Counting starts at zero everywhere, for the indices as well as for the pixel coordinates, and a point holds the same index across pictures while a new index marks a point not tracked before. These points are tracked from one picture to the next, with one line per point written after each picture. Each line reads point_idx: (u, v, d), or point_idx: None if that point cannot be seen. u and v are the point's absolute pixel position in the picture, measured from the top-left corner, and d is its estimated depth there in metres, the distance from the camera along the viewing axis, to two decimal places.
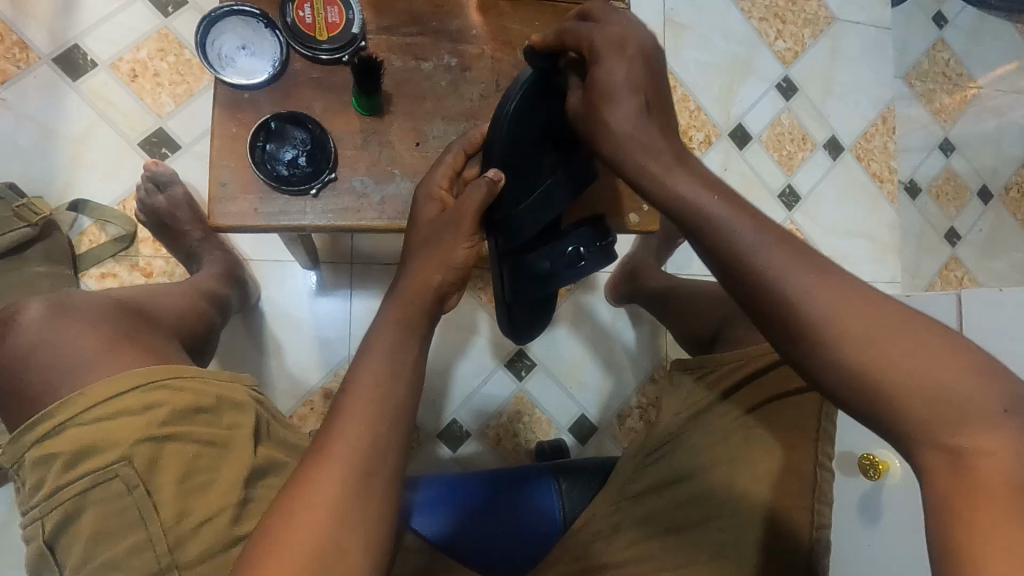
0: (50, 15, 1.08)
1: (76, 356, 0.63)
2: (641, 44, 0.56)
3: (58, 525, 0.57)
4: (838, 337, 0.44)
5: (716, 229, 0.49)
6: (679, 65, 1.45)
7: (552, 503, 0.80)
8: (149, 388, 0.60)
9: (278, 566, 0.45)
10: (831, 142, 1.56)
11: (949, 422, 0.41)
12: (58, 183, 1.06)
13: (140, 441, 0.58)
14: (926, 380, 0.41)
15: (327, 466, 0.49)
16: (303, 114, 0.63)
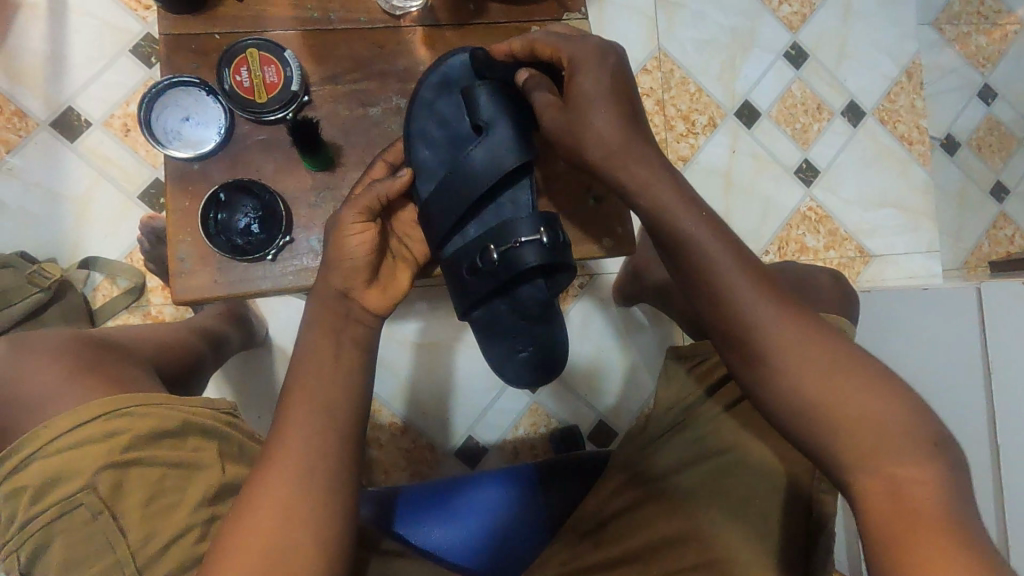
0: (42, 81, 1.12)
1: (43, 393, 0.62)
2: (613, 58, 0.59)
3: (30, 556, 0.56)
4: (795, 368, 0.51)
5: (693, 263, 0.54)
6: (675, 47, 1.38)
7: (540, 505, 0.76)
8: (110, 416, 0.59)
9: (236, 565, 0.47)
10: (851, 107, 1.45)
11: (884, 454, 0.48)
12: (67, 243, 1.10)
13: (102, 468, 0.56)
14: (857, 416, 0.49)
15: (282, 468, 0.50)
16: (250, 180, 0.63)
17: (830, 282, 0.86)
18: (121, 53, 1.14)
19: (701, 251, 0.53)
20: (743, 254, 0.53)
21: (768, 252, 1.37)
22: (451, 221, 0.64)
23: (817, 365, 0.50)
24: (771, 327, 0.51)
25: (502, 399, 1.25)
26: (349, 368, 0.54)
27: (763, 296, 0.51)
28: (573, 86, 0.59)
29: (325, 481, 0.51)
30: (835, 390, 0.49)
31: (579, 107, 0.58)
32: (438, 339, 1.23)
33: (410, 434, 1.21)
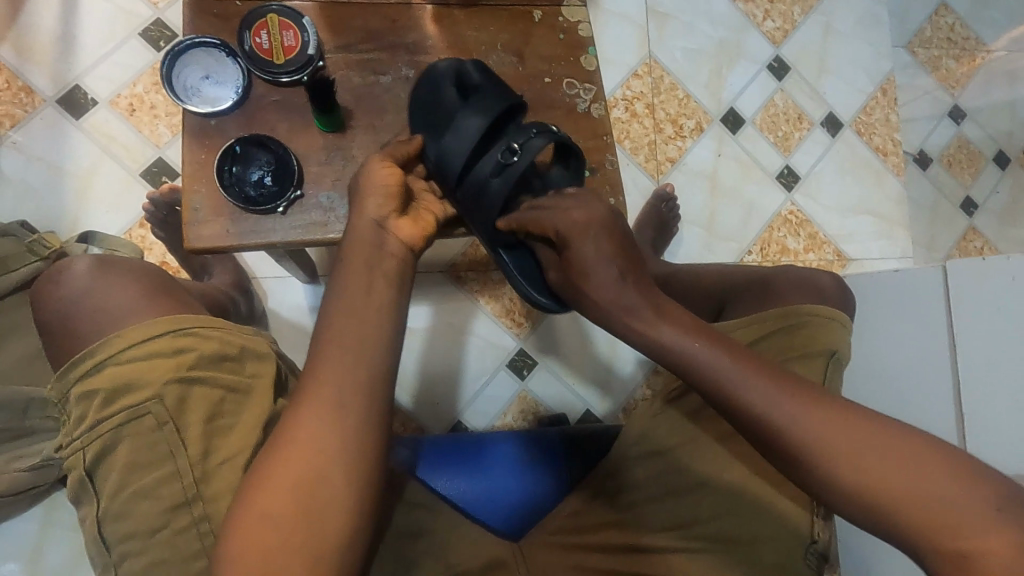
0: (51, 59, 1.14)
1: (116, 307, 0.60)
2: (601, 222, 0.62)
3: (97, 455, 0.55)
4: (826, 457, 0.49)
5: (700, 370, 0.55)
6: (664, 55, 1.44)
7: (558, 472, 0.74)
8: (179, 334, 0.58)
9: (267, 505, 0.49)
10: (829, 119, 1.53)
11: (949, 530, 0.45)
12: (68, 217, 1.12)
13: (170, 381, 0.56)
14: (921, 492, 0.46)
15: (305, 422, 0.51)
16: (266, 137, 0.66)
17: (833, 283, 0.80)
18: (131, 36, 1.17)
19: (696, 362, 0.55)
20: (740, 354, 0.55)
21: (751, 252, 1.43)
22: (463, 154, 0.67)
23: (854, 453, 0.48)
24: (788, 420, 0.51)
25: (494, 383, 1.27)
26: (360, 307, 0.56)
27: (774, 390, 0.52)
28: (572, 253, 0.62)
29: (344, 441, 0.51)
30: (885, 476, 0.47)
31: (571, 244, 0.63)
32: (441, 323, 1.26)
33: (401, 417, 1.22)
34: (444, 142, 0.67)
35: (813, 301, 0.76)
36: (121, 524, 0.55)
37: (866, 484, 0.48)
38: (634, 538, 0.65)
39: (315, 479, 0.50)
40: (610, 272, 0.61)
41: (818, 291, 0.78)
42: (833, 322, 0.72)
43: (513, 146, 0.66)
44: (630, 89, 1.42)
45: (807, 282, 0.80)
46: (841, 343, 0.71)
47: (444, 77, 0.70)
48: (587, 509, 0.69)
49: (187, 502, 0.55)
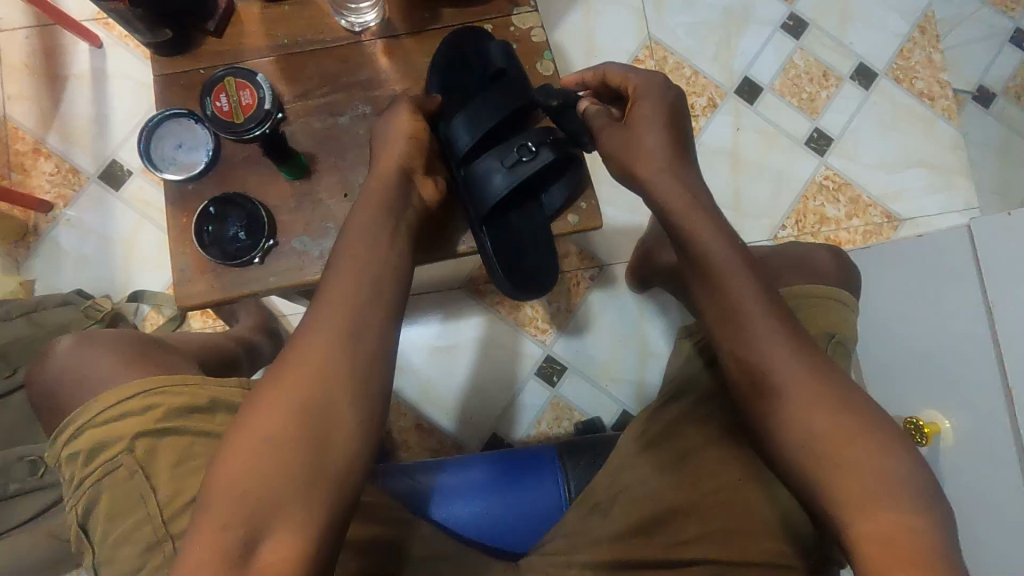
0: (90, 140, 1.27)
1: (99, 375, 0.67)
2: (675, 93, 0.70)
3: (85, 508, 0.62)
4: (795, 394, 0.58)
5: (719, 277, 0.63)
6: (665, 34, 1.38)
7: (557, 484, 0.74)
8: (148, 391, 0.63)
9: (208, 525, 0.51)
10: (860, 70, 1.40)
11: (869, 495, 0.54)
12: (119, 281, 1.23)
13: (138, 434, 0.62)
14: (866, 467, 0.55)
15: (247, 452, 0.53)
16: (234, 193, 0.70)
17: (830, 259, 0.77)
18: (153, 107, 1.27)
19: (722, 279, 0.63)
20: (769, 294, 0.62)
21: (785, 227, 1.34)
22: (477, 134, 0.72)
23: (826, 406, 0.57)
24: (780, 359, 0.59)
25: (524, 392, 1.27)
26: (315, 333, 0.56)
27: (772, 326, 0.60)
28: (634, 110, 0.68)
29: (282, 469, 0.52)
30: (849, 438, 0.56)
31: (637, 134, 0.67)
32: (455, 340, 1.28)
33: (436, 435, 1.25)
34: (455, 119, 0.72)
35: (808, 281, 0.72)
36: (110, 568, 0.61)
37: (814, 423, 0.57)
38: (624, 549, 0.63)
39: (253, 506, 0.51)
40: (662, 156, 0.67)
41: (814, 270, 0.74)
42: (832, 302, 0.69)
43: (528, 146, 0.72)
44: None
45: (802, 262, 0.77)
46: (842, 326, 0.67)
47: (470, 55, 0.75)
48: (581, 523, 0.67)
49: (159, 542, 0.60)
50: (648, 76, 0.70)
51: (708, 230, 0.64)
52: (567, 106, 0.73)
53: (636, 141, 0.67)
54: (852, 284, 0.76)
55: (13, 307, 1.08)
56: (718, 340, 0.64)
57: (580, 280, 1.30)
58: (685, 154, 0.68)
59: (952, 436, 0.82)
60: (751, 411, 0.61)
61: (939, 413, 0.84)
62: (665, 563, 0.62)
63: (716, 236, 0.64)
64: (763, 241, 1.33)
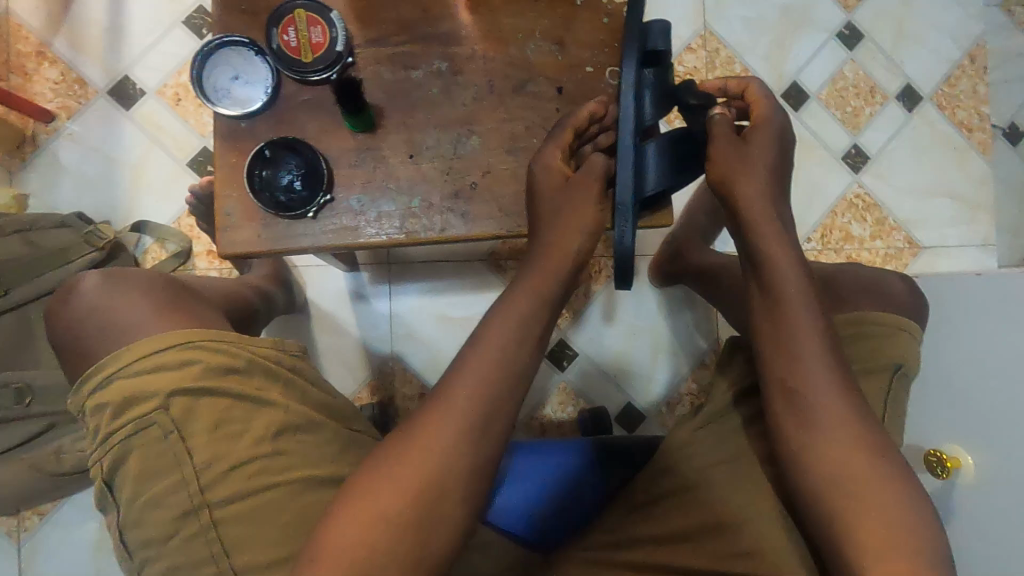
0: (103, 51, 1.17)
1: (128, 320, 0.63)
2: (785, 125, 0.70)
3: (112, 464, 0.59)
4: (830, 427, 0.57)
5: (779, 301, 0.62)
6: (721, 25, 1.34)
7: (591, 479, 0.74)
8: (186, 346, 0.60)
9: (338, 541, 0.52)
10: (906, 91, 1.39)
11: (886, 539, 0.53)
12: (122, 208, 1.16)
13: (175, 392, 0.58)
14: (886, 511, 0.54)
15: (389, 480, 0.54)
16: (295, 138, 0.66)
17: (903, 289, 0.76)
18: (175, 24, 1.17)
19: (785, 304, 0.61)
20: (825, 324, 0.61)
21: (810, 239, 1.33)
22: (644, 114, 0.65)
23: (857, 440, 0.57)
24: (824, 391, 0.58)
25: (533, 374, 1.26)
26: (465, 370, 0.57)
27: (824, 356, 0.59)
28: (753, 131, 0.68)
29: (416, 496, 0.53)
30: (871, 477, 0.55)
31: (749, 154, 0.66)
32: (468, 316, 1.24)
33: None
34: (643, 97, 0.67)
35: (880, 308, 0.71)
36: (139, 530, 0.59)
37: (839, 461, 0.56)
38: (658, 556, 0.64)
39: (390, 531, 0.52)
40: (761, 180, 0.65)
41: (886, 298, 0.74)
42: (897, 334, 0.68)
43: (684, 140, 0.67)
44: (683, 64, 1.32)
45: (872, 288, 0.76)
46: (905, 357, 0.67)
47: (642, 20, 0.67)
48: (624, 520, 0.68)
49: (194, 509, 0.58)
50: (774, 111, 0.69)
51: (787, 260, 0.63)
52: (705, 108, 0.70)
53: (743, 162, 0.66)
54: (920, 315, 0.74)
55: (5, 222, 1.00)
56: (764, 362, 0.62)
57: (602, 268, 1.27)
58: (780, 185, 0.67)
59: (972, 472, 0.81)
60: (776, 429, 0.60)
61: (960, 447, 0.83)
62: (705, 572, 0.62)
63: (795, 267, 0.63)
64: None
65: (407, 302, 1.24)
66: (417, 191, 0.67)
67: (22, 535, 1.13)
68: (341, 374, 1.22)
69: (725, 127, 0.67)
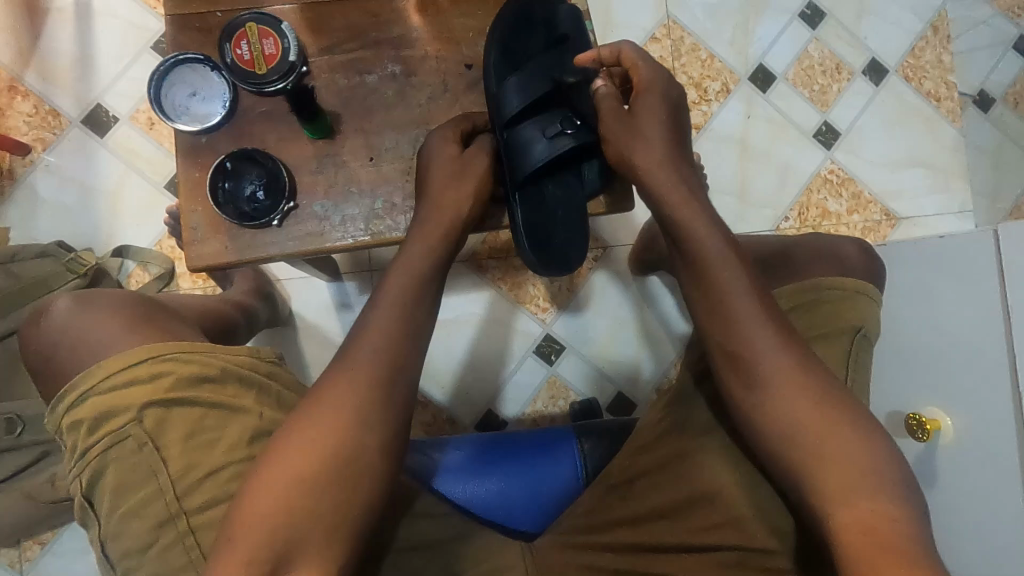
0: (73, 81, 1.18)
1: (97, 338, 0.64)
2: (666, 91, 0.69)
3: (90, 479, 0.61)
4: (779, 391, 0.59)
5: (709, 270, 0.63)
6: (683, 13, 1.35)
7: (573, 465, 0.77)
8: (154, 360, 0.61)
9: (261, 501, 0.53)
10: (872, 66, 1.40)
11: (851, 487, 0.55)
12: (101, 234, 1.17)
13: (148, 404, 0.60)
14: (845, 461, 0.56)
15: (302, 437, 0.56)
16: (253, 149, 0.67)
17: (856, 250, 0.81)
18: (143, 50, 1.19)
19: (715, 274, 0.63)
20: (760, 293, 0.62)
21: (788, 218, 1.34)
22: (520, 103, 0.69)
23: (813, 398, 0.59)
24: (771, 358, 0.60)
25: (521, 371, 1.26)
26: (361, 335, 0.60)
27: (763, 323, 0.61)
28: (636, 103, 0.69)
29: (332, 454, 0.55)
30: (832, 430, 0.57)
31: (639, 125, 0.68)
32: (452, 316, 1.26)
33: (430, 409, 1.24)
34: (508, 80, 0.69)
35: (832, 274, 0.76)
36: (118, 543, 0.60)
37: (794, 420, 0.59)
38: (638, 535, 0.67)
39: (309, 487, 0.54)
40: (661, 155, 0.67)
41: (840, 262, 0.78)
42: (859, 295, 0.73)
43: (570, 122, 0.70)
44: (648, 54, 1.34)
45: (828, 252, 0.81)
46: (865, 318, 0.72)
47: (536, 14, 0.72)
48: (602, 503, 0.70)
49: (172, 517, 0.60)
50: (654, 71, 0.69)
51: (709, 230, 0.65)
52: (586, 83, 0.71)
53: (637, 140, 0.68)
54: (879, 274, 0.79)
55: None
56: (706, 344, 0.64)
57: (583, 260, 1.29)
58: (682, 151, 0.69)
59: (953, 433, 0.82)
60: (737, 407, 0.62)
61: (941, 409, 0.84)
62: (682, 546, 0.65)
63: (714, 233, 0.64)
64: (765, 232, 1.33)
65: None
66: (379, 193, 0.69)
67: (24, 566, 1.13)
68: None
69: (608, 104, 0.69)
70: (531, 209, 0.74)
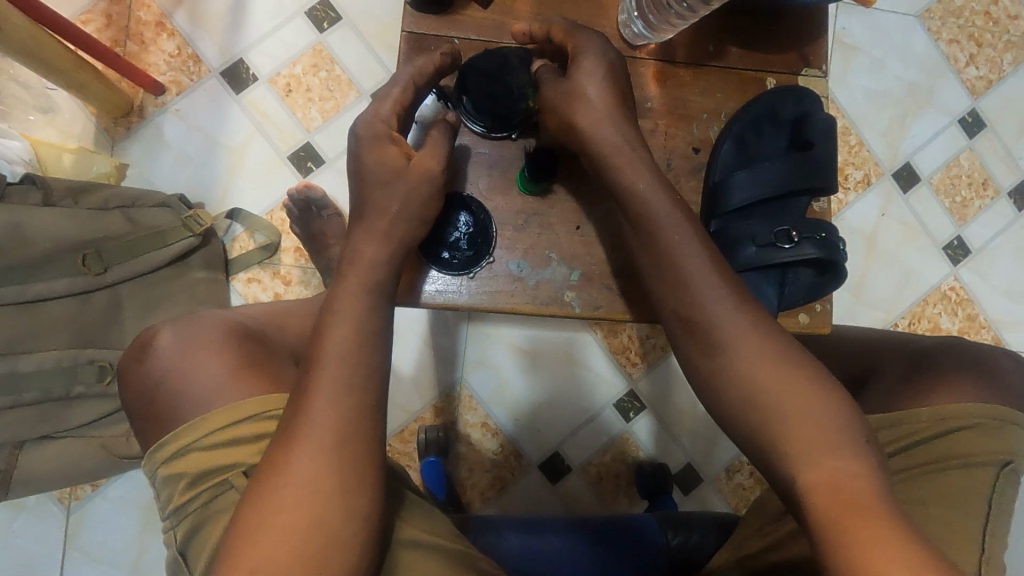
0: (222, 30, 1.15)
1: (207, 384, 0.65)
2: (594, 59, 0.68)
3: (189, 535, 0.61)
4: (762, 412, 0.58)
5: (695, 290, 0.62)
6: (842, 93, 1.30)
7: (659, 554, 0.78)
8: (257, 418, 0.63)
9: (265, 531, 0.51)
10: (1020, 188, 1.34)
11: (844, 501, 0.51)
12: (217, 192, 1.14)
13: (249, 464, 0.61)
14: (837, 476, 0.53)
15: (291, 459, 0.54)
16: (467, 197, 0.72)
17: (1011, 370, 0.75)
18: (298, 14, 1.16)
19: (699, 288, 0.62)
20: (745, 311, 0.62)
21: (898, 326, 1.29)
22: (744, 198, 0.72)
23: (800, 419, 0.56)
24: (757, 378, 0.58)
25: (592, 422, 1.23)
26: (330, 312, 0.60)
27: (749, 344, 0.60)
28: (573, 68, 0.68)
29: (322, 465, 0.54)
30: (823, 438, 0.55)
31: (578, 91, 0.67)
32: (540, 351, 1.23)
33: (499, 440, 1.21)
34: (737, 173, 0.72)
35: (981, 391, 0.70)
36: None
37: (785, 444, 0.56)
38: None
39: (309, 496, 0.53)
40: (614, 125, 0.66)
41: (991, 377, 0.72)
42: (1005, 423, 0.68)
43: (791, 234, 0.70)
44: None
45: (983, 369, 0.74)
46: (1014, 451, 0.67)
47: (783, 117, 0.74)
48: None
49: None
50: (595, 41, 0.68)
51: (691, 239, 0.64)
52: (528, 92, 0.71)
53: (597, 110, 0.67)
54: None
55: (111, 197, 1.01)
56: (705, 392, 0.62)
57: None
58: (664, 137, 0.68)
59: None
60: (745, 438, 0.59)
61: None
62: None
63: (696, 244, 0.64)
64: None
65: (482, 329, 1.22)
66: (577, 264, 0.73)
67: (71, 503, 1.12)
68: (409, 394, 1.20)
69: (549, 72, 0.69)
70: None
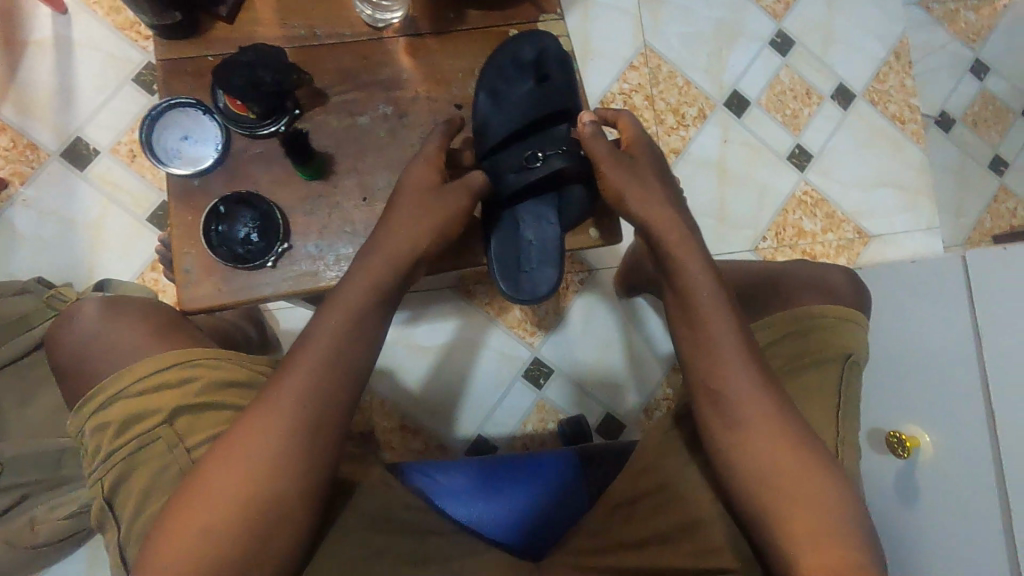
0: (53, 113, 1.17)
1: (127, 343, 0.69)
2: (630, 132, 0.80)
3: (116, 481, 0.64)
4: (743, 417, 0.65)
5: (694, 316, 0.69)
6: (659, 42, 1.40)
7: (576, 485, 0.82)
8: (184, 365, 0.67)
9: (199, 518, 0.56)
10: (840, 91, 1.46)
11: (805, 513, 0.60)
12: (82, 268, 1.15)
13: (179, 407, 0.65)
14: (799, 495, 0.61)
15: (234, 465, 0.58)
16: (247, 194, 0.79)
17: (847, 280, 0.87)
18: (125, 82, 1.19)
19: (699, 310, 0.69)
20: (735, 321, 0.68)
21: (766, 238, 1.38)
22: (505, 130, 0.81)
23: (780, 426, 0.64)
24: (739, 385, 0.65)
25: (510, 394, 1.27)
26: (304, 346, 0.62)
27: (740, 356, 0.66)
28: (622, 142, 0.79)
29: (264, 475, 0.58)
30: (807, 474, 0.62)
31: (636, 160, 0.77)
32: (449, 339, 1.27)
33: (421, 436, 1.23)
34: (492, 113, 0.81)
35: (824, 300, 0.82)
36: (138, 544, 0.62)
37: (760, 450, 0.64)
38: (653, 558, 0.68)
39: (255, 504, 0.57)
40: (655, 188, 0.75)
41: (833, 291, 0.84)
42: (848, 322, 0.78)
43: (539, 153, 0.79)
44: (628, 82, 1.38)
45: (820, 283, 0.86)
46: (855, 345, 0.77)
47: (527, 59, 0.82)
48: (608, 528, 0.71)
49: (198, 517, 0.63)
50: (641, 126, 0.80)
51: (691, 267, 0.71)
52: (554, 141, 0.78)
53: (635, 172, 0.75)
54: (865, 304, 0.85)
55: None
56: (689, 389, 0.69)
57: (571, 282, 1.30)
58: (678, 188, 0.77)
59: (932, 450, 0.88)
60: (714, 433, 0.66)
61: (921, 427, 0.89)
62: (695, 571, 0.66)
63: (702, 270, 0.70)
64: (744, 251, 1.37)
65: (395, 328, 1.25)
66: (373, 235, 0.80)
67: None
68: None
69: (599, 130, 0.76)
70: (503, 240, 0.82)
